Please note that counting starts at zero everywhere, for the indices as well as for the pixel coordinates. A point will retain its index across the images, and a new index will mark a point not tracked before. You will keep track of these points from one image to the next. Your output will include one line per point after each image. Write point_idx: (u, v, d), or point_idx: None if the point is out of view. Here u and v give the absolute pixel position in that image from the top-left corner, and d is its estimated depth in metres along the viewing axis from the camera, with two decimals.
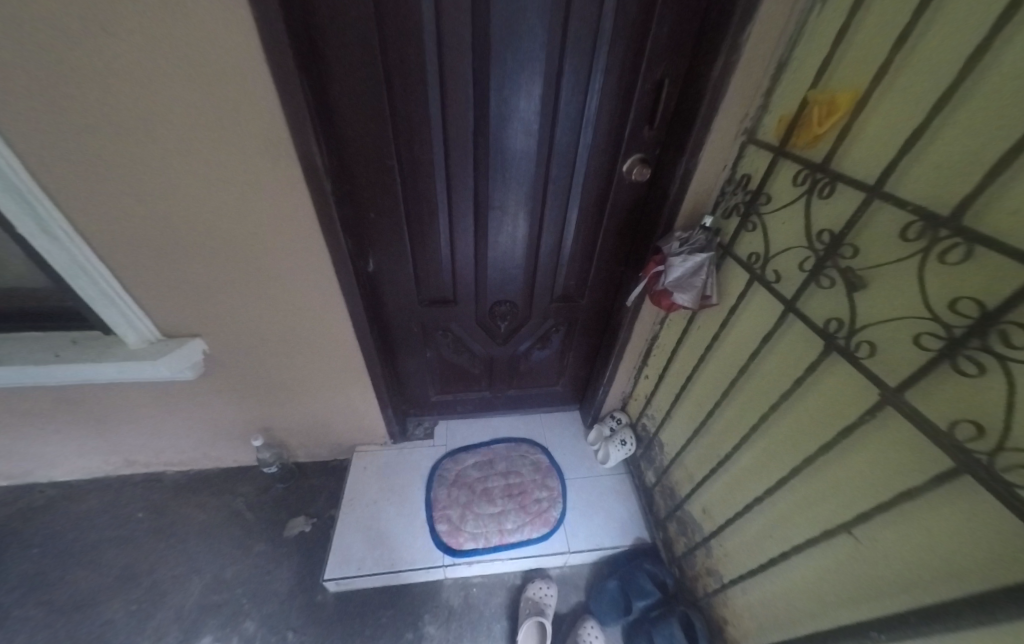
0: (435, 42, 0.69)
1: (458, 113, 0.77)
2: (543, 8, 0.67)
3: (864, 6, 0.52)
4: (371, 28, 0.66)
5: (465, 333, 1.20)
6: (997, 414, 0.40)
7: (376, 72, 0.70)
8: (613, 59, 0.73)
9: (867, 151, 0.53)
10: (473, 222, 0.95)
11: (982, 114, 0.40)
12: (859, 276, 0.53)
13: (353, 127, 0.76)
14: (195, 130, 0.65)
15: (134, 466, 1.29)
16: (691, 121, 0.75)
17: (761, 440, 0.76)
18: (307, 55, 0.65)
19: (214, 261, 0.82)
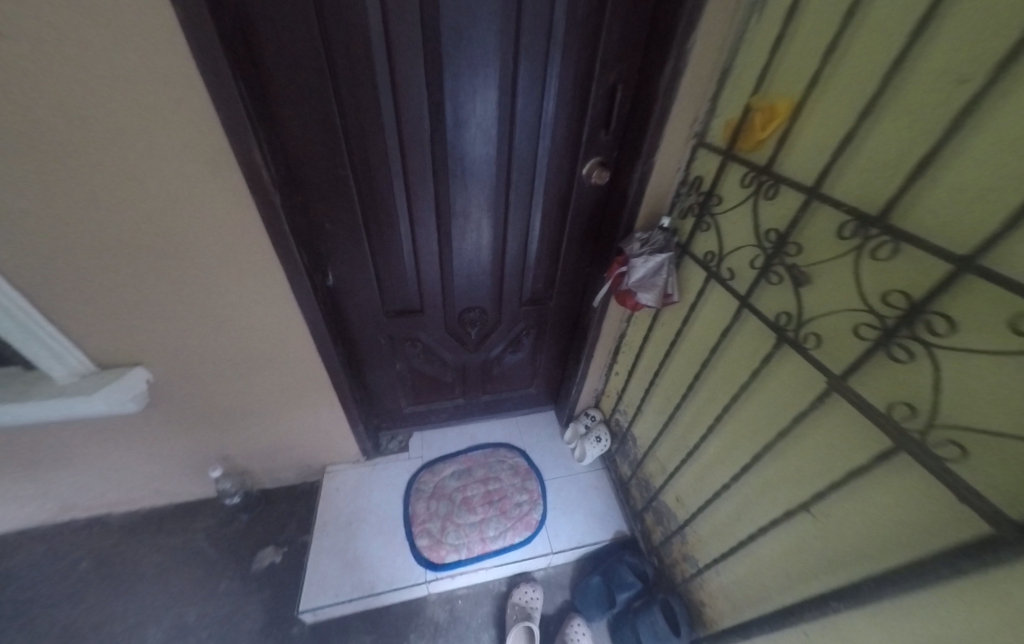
0: (384, 46, 0.66)
1: (414, 119, 0.75)
2: (494, 13, 0.66)
3: (796, 19, 0.55)
4: (313, 30, 0.62)
5: (435, 342, 1.18)
6: (925, 396, 0.44)
7: (322, 78, 0.67)
8: (567, 64, 0.74)
9: (804, 155, 0.56)
10: (435, 229, 0.93)
11: (901, 122, 0.44)
12: (803, 271, 0.57)
13: (300, 134, 0.72)
14: (118, 142, 0.59)
15: (74, 510, 1.17)
16: (644, 125, 0.78)
17: (726, 429, 0.80)
18: (243, 58, 0.61)
19: (153, 282, 0.75)
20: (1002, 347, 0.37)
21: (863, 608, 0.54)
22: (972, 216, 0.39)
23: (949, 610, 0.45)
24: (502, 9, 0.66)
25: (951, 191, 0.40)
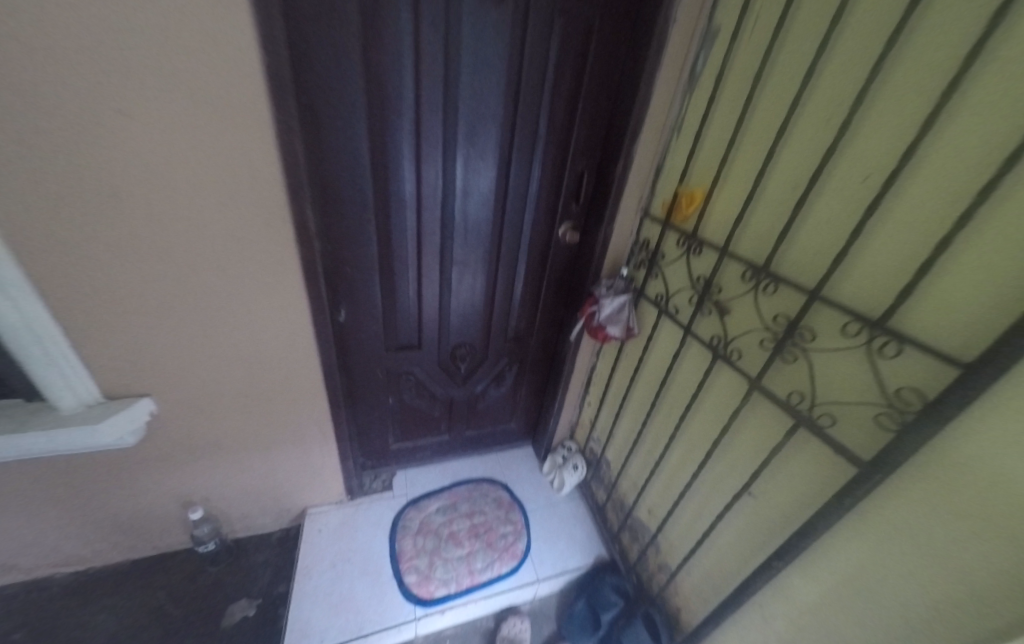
0: (413, 138, 0.87)
1: (429, 189, 0.95)
2: (496, 121, 0.91)
3: (701, 142, 0.84)
4: (362, 124, 0.82)
5: (427, 377, 1.28)
6: (807, 385, 0.64)
7: (362, 157, 0.86)
8: (547, 156, 0.99)
9: (716, 227, 0.82)
10: (438, 275, 1.09)
11: (769, 209, 0.70)
12: (725, 305, 0.79)
13: (337, 196, 0.88)
14: (194, 194, 0.72)
15: (12, 572, 1.06)
16: (604, 200, 1.03)
17: (683, 438, 0.97)
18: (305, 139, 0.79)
19: (184, 314, 0.83)
20: (841, 345, 0.59)
21: (796, 563, 0.69)
22: (812, 265, 0.63)
23: (847, 544, 0.61)
24: (502, 119, 0.91)
25: (801, 251, 0.65)
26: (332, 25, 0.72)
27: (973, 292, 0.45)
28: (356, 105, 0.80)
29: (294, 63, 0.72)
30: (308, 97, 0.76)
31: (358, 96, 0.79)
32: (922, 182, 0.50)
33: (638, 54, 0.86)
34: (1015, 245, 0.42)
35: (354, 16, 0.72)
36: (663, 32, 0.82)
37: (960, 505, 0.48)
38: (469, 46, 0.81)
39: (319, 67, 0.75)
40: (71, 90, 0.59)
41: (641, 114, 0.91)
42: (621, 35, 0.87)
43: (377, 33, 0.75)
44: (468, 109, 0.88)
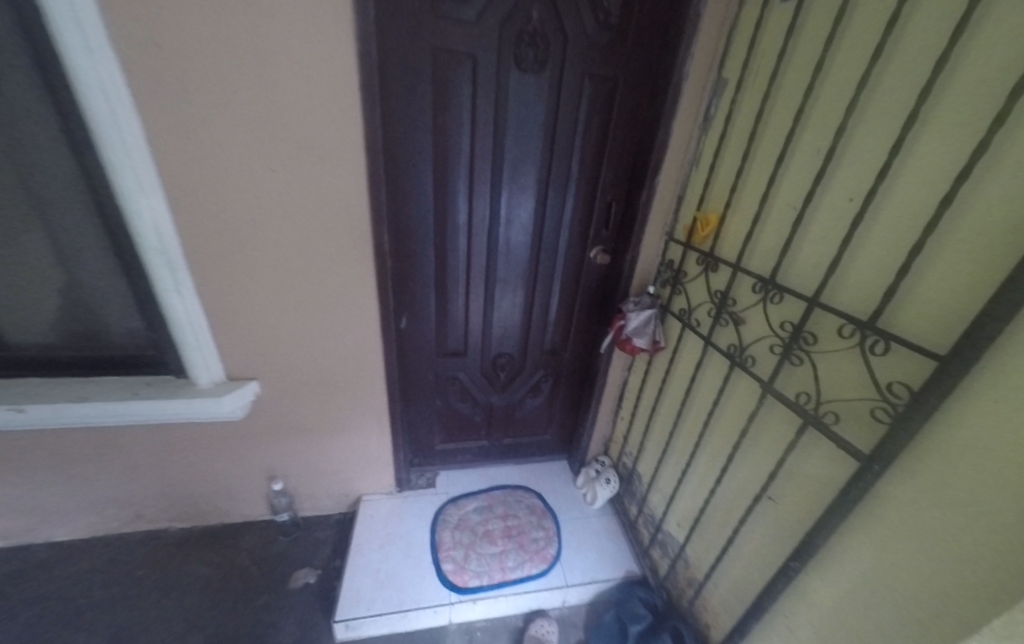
0: (467, 178, 1.08)
1: (478, 218, 1.14)
2: (536, 162, 1.09)
3: (715, 173, 0.95)
4: (429, 169, 1.05)
5: (470, 383, 1.44)
6: (813, 386, 0.69)
7: (426, 194, 1.07)
8: (579, 189, 1.15)
9: (731, 245, 0.90)
10: (483, 291, 1.27)
11: (775, 228, 0.78)
12: (740, 315, 0.86)
13: (406, 225, 1.10)
14: (306, 225, 0.97)
15: (140, 522, 1.33)
16: (630, 225, 1.16)
17: (707, 446, 1.00)
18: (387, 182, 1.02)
19: (288, 316, 1.08)
20: (841, 346, 0.64)
21: (813, 565, 0.70)
22: (813, 275, 0.70)
23: (858, 542, 0.63)
24: (540, 160, 1.09)
25: (803, 264, 0.72)
26: (412, 99, 0.96)
27: (944, 292, 0.51)
28: (425, 155, 1.02)
29: (384, 128, 0.97)
30: (391, 151, 1.00)
31: (427, 149, 1.02)
32: (898, 199, 0.57)
33: (657, 102, 1.01)
34: (972, 250, 0.48)
35: (428, 92, 0.96)
36: (678, 84, 0.96)
37: (954, 493, 0.50)
38: (514, 106, 1.01)
39: (401, 129, 0.98)
40: (240, 156, 0.87)
41: (662, 151, 1.04)
42: (642, 88, 1.03)
43: (444, 102, 0.98)
44: (512, 154, 1.07)
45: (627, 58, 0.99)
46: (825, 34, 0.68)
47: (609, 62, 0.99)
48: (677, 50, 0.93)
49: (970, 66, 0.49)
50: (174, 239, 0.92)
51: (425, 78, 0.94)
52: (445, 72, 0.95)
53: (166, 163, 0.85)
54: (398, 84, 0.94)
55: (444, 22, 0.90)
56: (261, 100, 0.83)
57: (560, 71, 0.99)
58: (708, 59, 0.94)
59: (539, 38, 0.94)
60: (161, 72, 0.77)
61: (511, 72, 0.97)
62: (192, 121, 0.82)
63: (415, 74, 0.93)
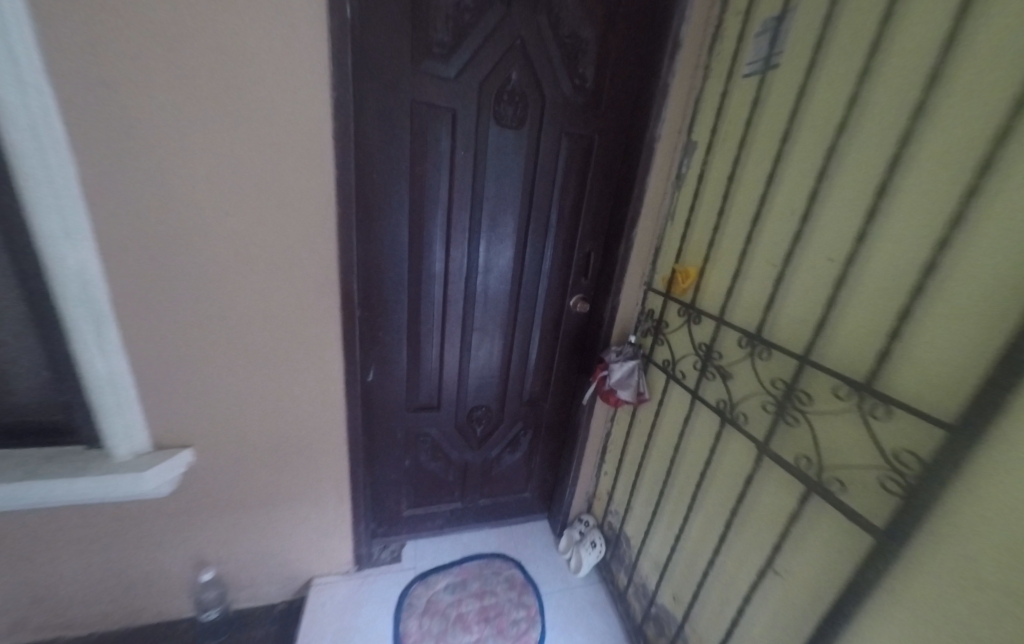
0: (444, 225, 1.05)
1: (456, 266, 1.10)
2: (515, 211, 1.08)
3: (691, 227, 0.97)
4: (404, 216, 1.00)
5: (444, 439, 1.32)
6: (812, 449, 0.65)
7: (401, 240, 1.02)
8: (559, 238, 1.14)
9: (712, 298, 0.90)
10: (459, 339, 1.20)
11: (756, 283, 0.78)
12: (727, 369, 0.84)
13: (379, 272, 1.03)
14: (265, 270, 0.88)
15: (16, 634, 1.05)
16: (609, 275, 1.15)
17: (701, 509, 0.93)
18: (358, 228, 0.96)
19: (237, 371, 0.95)
20: (838, 408, 0.62)
21: None
22: (800, 332, 0.69)
23: (882, 630, 0.56)
24: (520, 209, 1.08)
25: (788, 319, 0.71)
26: (389, 147, 0.93)
27: (939, 357, 0.50)
28: (401, 201, 0.98)
29: (358, 173, 0.92)
30: (365, 196, 0.95)
31: (403, 196, 0.98)
32: (878, 261, 0.57)
33: (631, 160, 1.04)
34: (963, 315, 0.48)
35: (406, 141, 0.94)
36: (651, 145, 1.00)
37: (984, 578, 0.46)
38: (493, 158, 1.01)
39: (375, 175, 0.95)
40: (193, 198, 0.79)
41: (638, 206, 1.06)
42: (617, 147, 1.07)
43: (422, 151, 0.96)
44: (491, 203, 1.05)
45: (601, 119, 1.03)
46: (788, 107, 0.73)
47: (585, 122, 1.03)
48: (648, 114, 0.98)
49: (932, 142, 0.52)
50: (102, 286, 0.80)
51: (404, 127, 0.92)
52: (424, 124, 0.94)
53: (102, 203, 0.75)
54: (375, 132, 0.91)
55: (424, 77, 0.90)
56: (222, 141, 0.77)
57: (539, 127, 1.01)
58: (678, 123, 0.99)
59: (518, 97, 0.97)
60: (108, 108, 0.70)
61: (491, 126, 0.97)
62: (139, 160, 0.74)
63: (393, 123, 0.91)
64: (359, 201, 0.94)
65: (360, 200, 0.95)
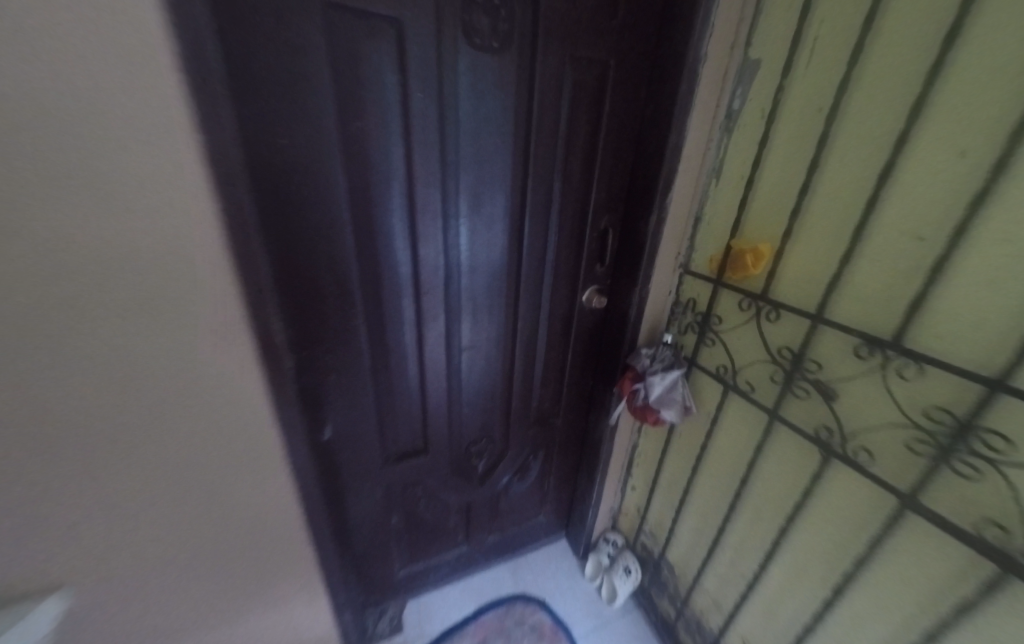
0: (406, 213, 0.71)
1: (429, 269, 0.78)
2: (505, 184, 0.77)
3: (754, 189, 0.71)
4: (342, 204, 0.65)
5: (438, 484, 1.05)
6: (1010, 516, 0.44)
7: (342, 240, 0.68)
8: (565, 217, 0.85)
9: (796, 289, 0.65)
10: (445, 364, 0.90)
11: (887, 268, 0.54)
12: (831, 386, 0.61)
13: (314, 291, 0.69)
14: (98, 322, 0.48)
15: None
16: (636, 260, 0.87)
17: (787, 554, 0.73)
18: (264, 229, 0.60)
19: (92, 497, 0.55)
20: None
21: None
22: (976, 342, 0.46)
23: None
24: (512, 180, 0.77)
25: (950, 323, 0.48)
26: (300, 90, 0.56)
27: None
28: (332, 180, 0.63)
29: (248, 135, 0.55)
30: (273, 176, 0.59)
31: (336, 172, 0.63)
32: None
33: (662, 97, 0.74)
34: None
35: (327, 79, 0.57)
36: (692, 69, 0.70)
37: None
38: (468, 103, 0.67)
39: (284, 138, 0.58)
40: None
41: (673, 163, 0.77)
42: (636, 81, 0.77)
43: (357, 96, 0.60)
44: (471, 174, 0.73)
45: (616, 37, 0.72)
46: None
47: (594, 42, 0.70)
48: (688, 21, 0.67)
49: None
50: None
51: (321, 53, 0.56)
52: (356, 47, 0.58)
53: None
54: (270, 63, 0.54)
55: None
56: None
57: (532, 51, 0.67)
58: (729, 35, 0.69)
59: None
60: None
61: (461, 51, 0.63)
62: None
63: (299, 45, 0.54)
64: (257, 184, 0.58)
65: (261, 183, 0.58)
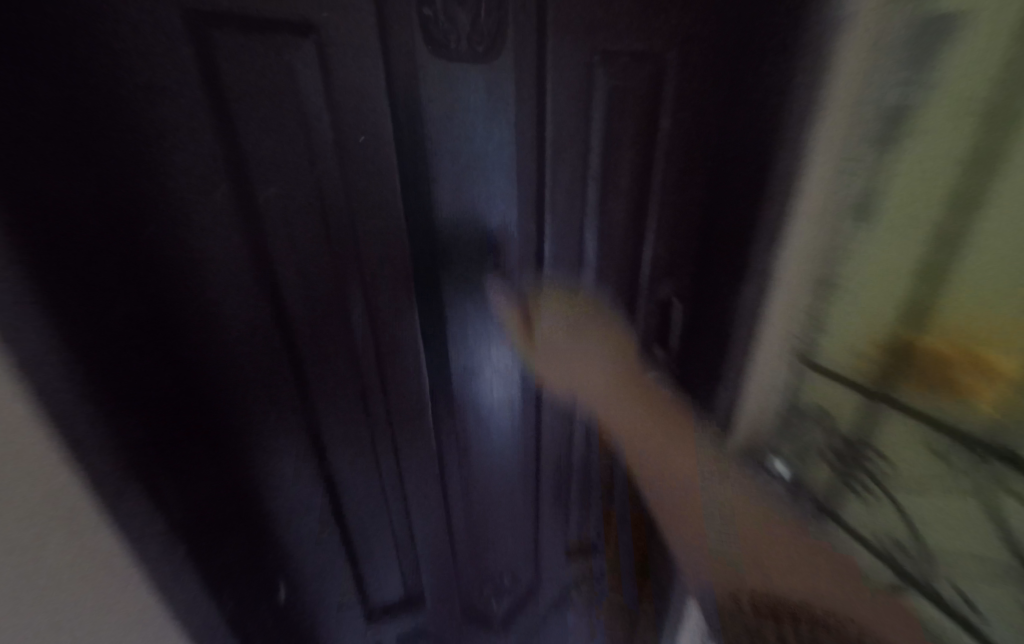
0: (365, 308, 0.50)
1: (407, 376, 0.56)
2: (512, 251, 0.55)
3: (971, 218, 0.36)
4: (264, 307, 0.44)
5: (444, 633, 0.79)
6: None
7: (264, 355, 0.47)
8: (604, 284, 0.62)
9: None
10: (441, 489, 0.67)
11: None
12: None
13: (221, 421, 0.47)
14: None
15: None
16: (731, 339, 0.62)
17: None
18: (129, 371, 0.38)
19: None
20: None
21: None
22: None
23: None
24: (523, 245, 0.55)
25: None
26: (167, 152, 0.34)
27: None
28: (237, 268, 0.42)
29: (66, 233, 0.32)
30: (126, 283, 0.37)
31: (251, 265, 0.42)
32: None
33: (764, 116, 0.50)
34: None
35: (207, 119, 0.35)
36: (811, 70, 0.46)
37: None
38: (448, 147, 0.46)
39: (140, 227, 0.36)
40: None
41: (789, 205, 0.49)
42: (721, 91, 0.53)
43: (265, 150, 0.39)
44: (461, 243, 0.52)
45: (683, 28, 0.49)
46: None
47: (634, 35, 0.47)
48: (803, 7, 0.45)
49: None
50: None
51: (197, 94, 0.34)
52: (248, 76, 0.35)
53: None
54: (88, 106, 0.30)
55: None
56: None
57: (539, 57, 0.45)
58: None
59: None
60: None
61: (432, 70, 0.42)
62: None
63: (154, 84, 0.32)
64: (113, 305, 0.36)
65: (113, 303, 0.36)
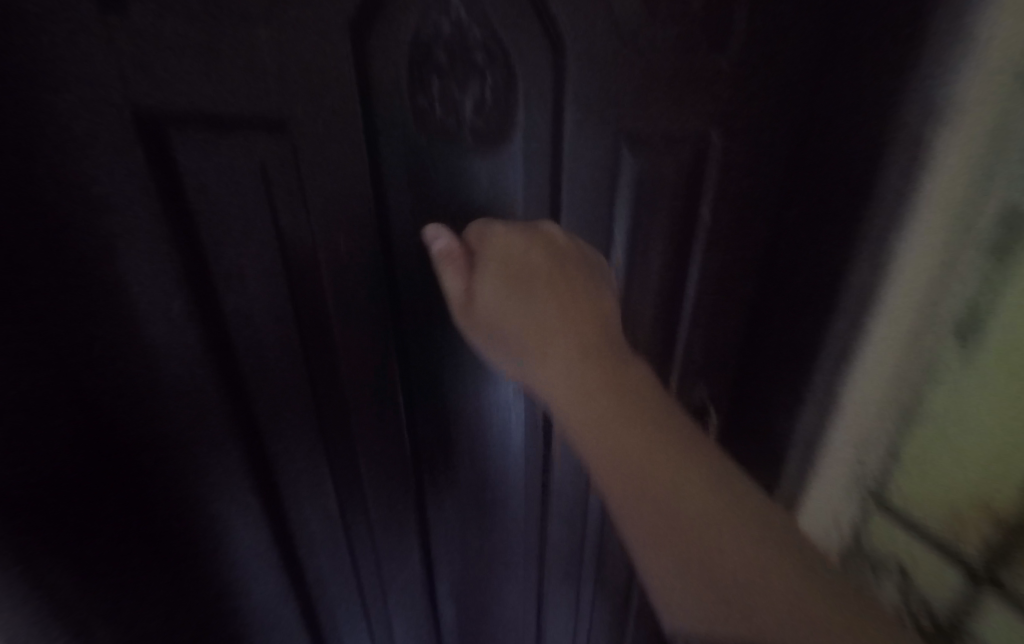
0: (343, 409, 0.44)
1: (393, 474, 0.50)
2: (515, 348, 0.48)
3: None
4: (232, 438, 0.38)
5: None
6: None
7: (238, 449, 0.40)
8: None
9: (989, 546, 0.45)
10: (426, 581, 0.61)
11: None
12: None
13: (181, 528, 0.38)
14: None
15: None
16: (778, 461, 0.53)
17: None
18: (104, 548, 0.32)
19: None
20: None
21: None
22: None
23: None
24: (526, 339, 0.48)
25: None
26: (127, 302, 0.28)
27: None
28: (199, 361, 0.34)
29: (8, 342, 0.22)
30: (66, 382, 0.27)
31: (215, 402, 0.36)
32: None
33: (834, 227, 0.42)
34: None
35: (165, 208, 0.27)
36: (896, 178, 0.38)
37: None
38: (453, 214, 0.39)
39: (105, 391, 0.30)
40: None
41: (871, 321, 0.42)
42: (773, 184, 0.43)
43: (232, 262, 0.32)
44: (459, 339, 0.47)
45: (741, 103, 0.39)
46: None
47: (675, 114, 0.38)
48: (894, 100, 0.36)
49: None
50: None
51: (153, 214, 0.27)
52: (216, 167, 0.28)
53: None
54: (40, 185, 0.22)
55: (139, 22, 0.21)
56: None
57: (555, 144, 0.37)
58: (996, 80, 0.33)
59: (487, 57, 0.32)
60: None
61: (427, 162, 0.36)
62: None
63: (107, 235, 0.26)
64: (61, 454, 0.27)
65: (82, 484, 0.30)
